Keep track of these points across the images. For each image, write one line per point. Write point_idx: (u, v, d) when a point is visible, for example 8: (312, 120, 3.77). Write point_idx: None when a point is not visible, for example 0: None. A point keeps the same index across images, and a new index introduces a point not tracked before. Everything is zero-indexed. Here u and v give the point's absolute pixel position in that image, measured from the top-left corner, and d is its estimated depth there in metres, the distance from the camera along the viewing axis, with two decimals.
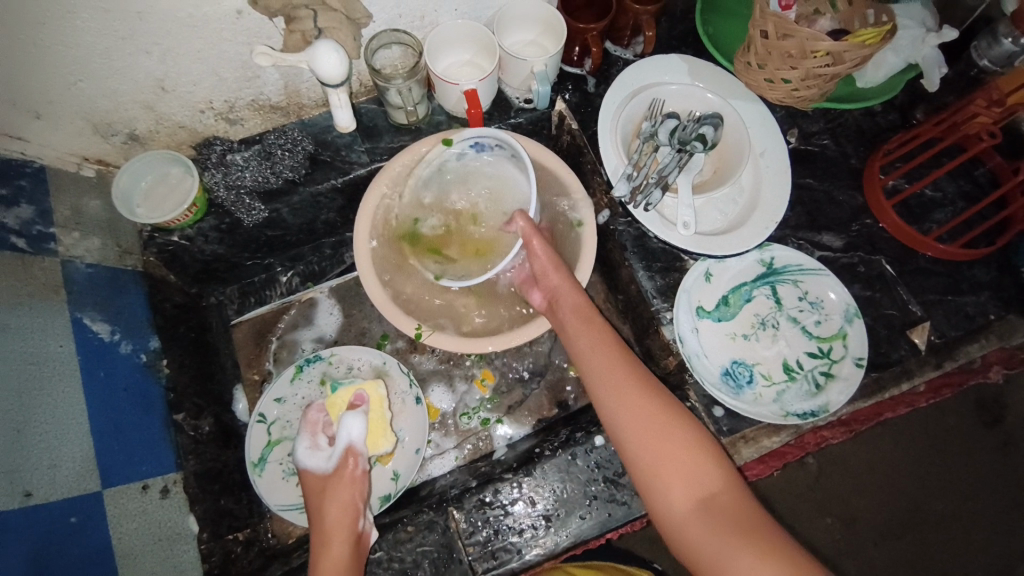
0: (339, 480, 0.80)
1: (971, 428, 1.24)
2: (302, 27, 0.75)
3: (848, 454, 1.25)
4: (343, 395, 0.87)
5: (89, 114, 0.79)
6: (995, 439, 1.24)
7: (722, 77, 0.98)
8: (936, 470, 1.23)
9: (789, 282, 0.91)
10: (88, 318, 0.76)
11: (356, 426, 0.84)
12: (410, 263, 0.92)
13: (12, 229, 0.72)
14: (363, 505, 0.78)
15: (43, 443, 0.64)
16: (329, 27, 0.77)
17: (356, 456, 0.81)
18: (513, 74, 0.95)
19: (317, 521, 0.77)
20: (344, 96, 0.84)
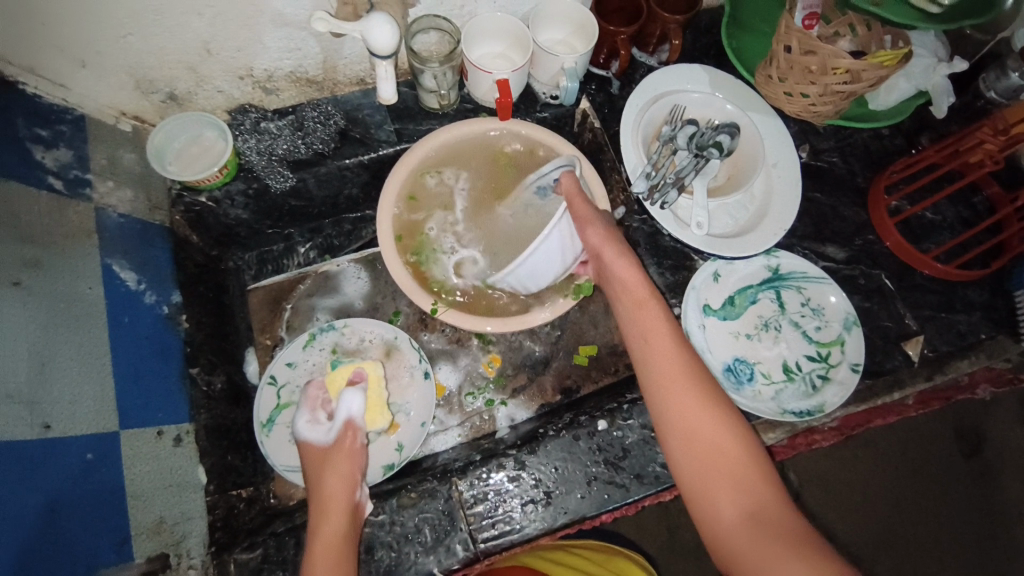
0: (340, 456, 0.81)
1: (950, 455, 1.29)
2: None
3: (831, 474, 1.28)
4: (342, 374, 0.89)
5: (134, 69, 0.81)
6: (972, 469, 1.29)
7: (742, 89, 1.02)
8: (915, 494, 1.27)
9: (792, 288, 0.95)
10: (117, 265, 0.78)
11: (355, 401, 0.85)
12: (430, 242, 0.95)
13: (50, 170, 0.74)
14: (360, 477, 0.79)
15: (65, 379, 0.66)
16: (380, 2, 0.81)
17: (355, 431, 0.83)
18: (544, 69, 0.98)
19: (314, 490, 0.78)
20: (389, 68, 0.85)
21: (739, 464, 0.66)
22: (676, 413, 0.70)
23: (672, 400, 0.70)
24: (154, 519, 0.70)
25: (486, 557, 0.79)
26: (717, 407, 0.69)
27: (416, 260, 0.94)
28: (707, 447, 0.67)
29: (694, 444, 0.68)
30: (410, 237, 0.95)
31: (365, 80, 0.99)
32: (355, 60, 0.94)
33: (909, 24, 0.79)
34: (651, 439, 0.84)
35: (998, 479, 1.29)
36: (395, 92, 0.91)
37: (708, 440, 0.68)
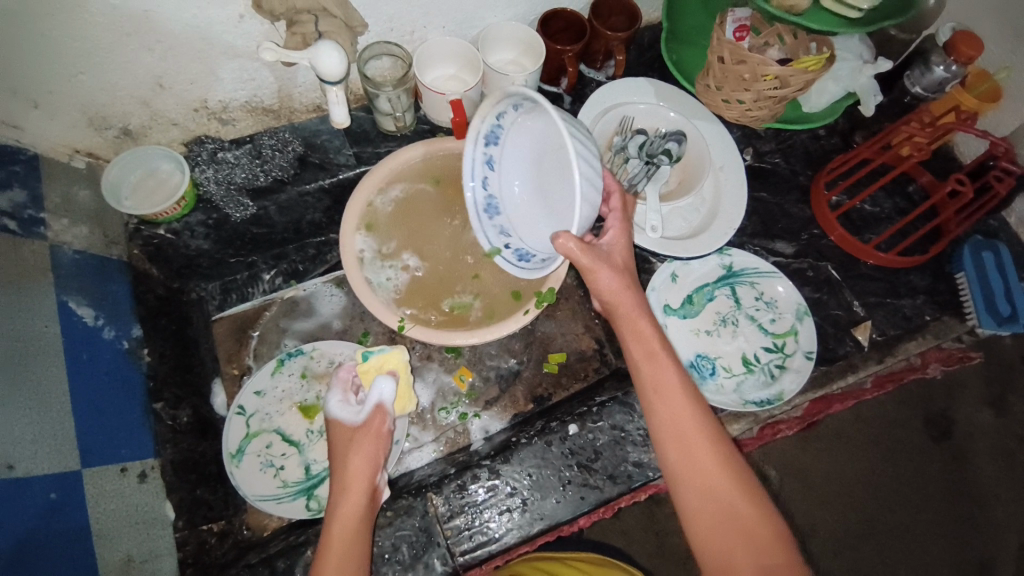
0: (366, 441, 0.77)
1: (923, 441, 1.32)
2: (303, 30, 0.79)
3: (806, 468, 1.32)
4: (376, 362, 0.82)
5: (87, 107, 0.81)
6: (944, 453, 1.32)
7: (685, 99, 1.08)
8: (889, 482, 1.31)
9: (746, 283, 0.99)
10: (74, 302, 0.76)
11: (387, 386, 0.81)
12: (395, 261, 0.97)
13: (6, 212, 0.73)
14: (382, 463, 0.77)
15: (28, 417, 0.65)
16: (329, 31, 0.82)
17: (384, 417, 0.79)
18: (495, 88, 1.02)
19: (338, 474, 0.75)
20: (341, 94, 0.87)
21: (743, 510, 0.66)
22: (667, 424, 0.71)
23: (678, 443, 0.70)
24: (122, 557, 0.69)
25: (466, 570, 0.79)
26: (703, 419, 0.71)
27: (382, 281, 0.96)
28: (693, 455, 0.69)
29: (683, 452, 0.70)
30: (373, 258, 0.96)
31: (322, 106, 1.01)
32: (310, 87, 0.96)
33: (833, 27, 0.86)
34: (621, 439, 0.86)
35: (972, 460, 1.32)
36: (348, 114, 0.91)
37: (713, 482, 0.68)
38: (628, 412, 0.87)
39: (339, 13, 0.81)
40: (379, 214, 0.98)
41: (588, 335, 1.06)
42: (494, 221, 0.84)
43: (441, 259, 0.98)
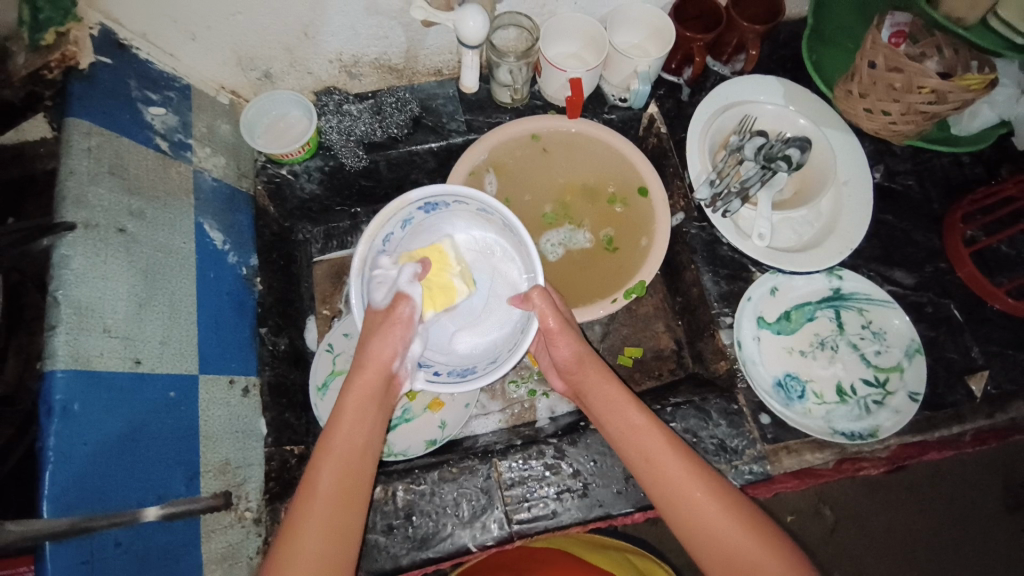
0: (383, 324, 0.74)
1: (995, 512, 1.23)
2: None
3: (868, 516, 1.22)
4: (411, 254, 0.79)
5: (238, 47, 0.88)
6: (1017, 530, 1.22)
7: (818, 105, 1.02)
8: (954, 547, 1.21)
9: (853, 309, 0.93)
10: (208, 225, 0.83)
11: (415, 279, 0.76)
12: None
13: (158, 132, 0.79)
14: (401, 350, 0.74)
15: (156, 319, 0.70)
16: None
17: (404, 303, 0.73)
18: (616, 72, 1.01)
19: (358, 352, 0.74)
20: (475, 58, 0.95)
21: (747, 547, 0.65)
22: (672, 496, 0.70)
23: (677, 489, 0.70)
24: (221, 460, 0.74)
25: (521, 538, 0.80)
26: (685, 452, 0.72)
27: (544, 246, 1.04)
28: (712, 525, 0.67)
29: (679, 498, 0.69)
30: None
31: (442, 71, 1.06)
32: (436, 51, 1.00)
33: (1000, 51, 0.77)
34: (692, 443, 0.85)
35: None
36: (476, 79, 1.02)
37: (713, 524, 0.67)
38: (703, 419, 0.86)
39: None
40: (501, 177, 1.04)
41: (668, 335, 1.07)
42: None
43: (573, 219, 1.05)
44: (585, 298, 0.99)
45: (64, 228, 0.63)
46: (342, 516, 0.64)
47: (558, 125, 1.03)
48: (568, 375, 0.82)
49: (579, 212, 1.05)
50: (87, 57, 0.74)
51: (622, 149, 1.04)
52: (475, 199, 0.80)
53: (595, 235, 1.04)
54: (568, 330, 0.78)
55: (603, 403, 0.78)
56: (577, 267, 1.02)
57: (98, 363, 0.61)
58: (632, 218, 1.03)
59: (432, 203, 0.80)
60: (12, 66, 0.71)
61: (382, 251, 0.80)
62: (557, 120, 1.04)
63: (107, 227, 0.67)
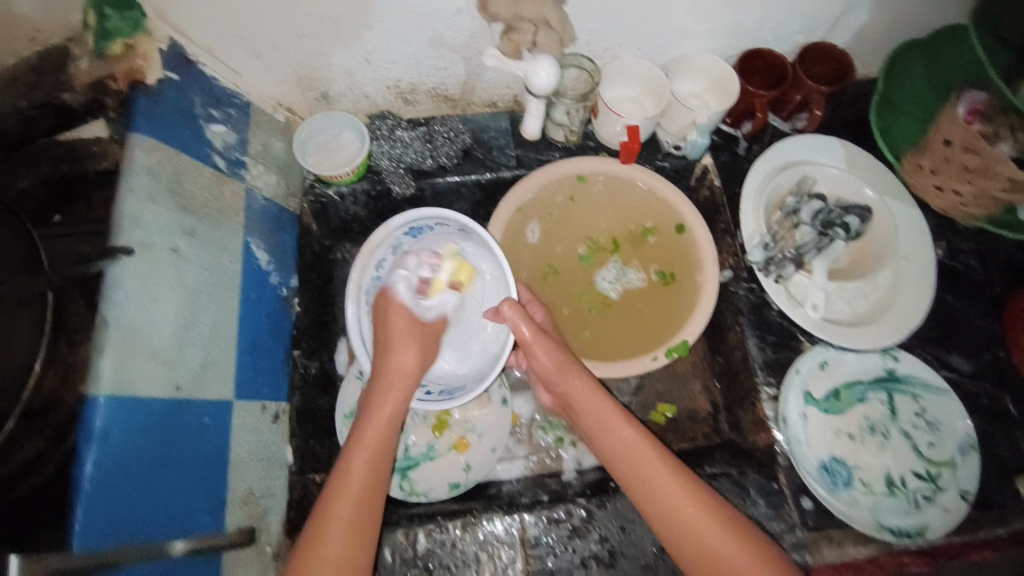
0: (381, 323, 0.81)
1: None
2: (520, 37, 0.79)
3: None
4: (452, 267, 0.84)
5: (299, 68, 0.88)
6: None
7: (879, 172, 0.99)
8: None
9: (908, 394, 0.88)
10: (255, 245, 0.83)
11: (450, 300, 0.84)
12: (557, 292, 1.01)
13: (218, 150, 0.79)
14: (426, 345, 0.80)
15: (199, 342, 0.69)
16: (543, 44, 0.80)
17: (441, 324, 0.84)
18: (674, 120, 0.99)
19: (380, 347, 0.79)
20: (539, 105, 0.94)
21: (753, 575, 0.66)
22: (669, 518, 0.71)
23: (671, 509, 0.72)
24: (245, 490, 0.74)
25: None
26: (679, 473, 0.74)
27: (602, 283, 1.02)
28: (714, 548, 0.69)
29: (680, 522, 0.71)
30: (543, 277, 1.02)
31: (496, 104, 1.05)
32: (493, 85, 0.99)
33: None
34: None
35: None
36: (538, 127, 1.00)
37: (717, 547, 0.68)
38: (739, 493, 0.86)
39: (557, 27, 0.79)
40: (549, 221, 1.03)
41: (705, 397, 1.04)
42: None
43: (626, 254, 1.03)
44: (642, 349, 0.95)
45: (119, 251, 0.62)
46: (366, 501, 0.69)
47: (607, 166, 1.01)
48: (552, 386, 0.84)
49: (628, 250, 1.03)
50: (154, 72, 0.72)
51: (669, 197, 1.01)
52: (455, 221, 0.84)
53: (646, 270, 1.02)
54: (542, 340, 0.81)
55: (590, 420, 0.81)
56: (638, 303, 1.00)
57: (140, 387, 0.60)
58: (676, 247, 1.01)
59: (416, 227, 0.84)
60: (71, 70, 0.69)
61: (377, 277, 0.85)
62: (621, 169, 1.02)
63: (160, 246, 0.67)
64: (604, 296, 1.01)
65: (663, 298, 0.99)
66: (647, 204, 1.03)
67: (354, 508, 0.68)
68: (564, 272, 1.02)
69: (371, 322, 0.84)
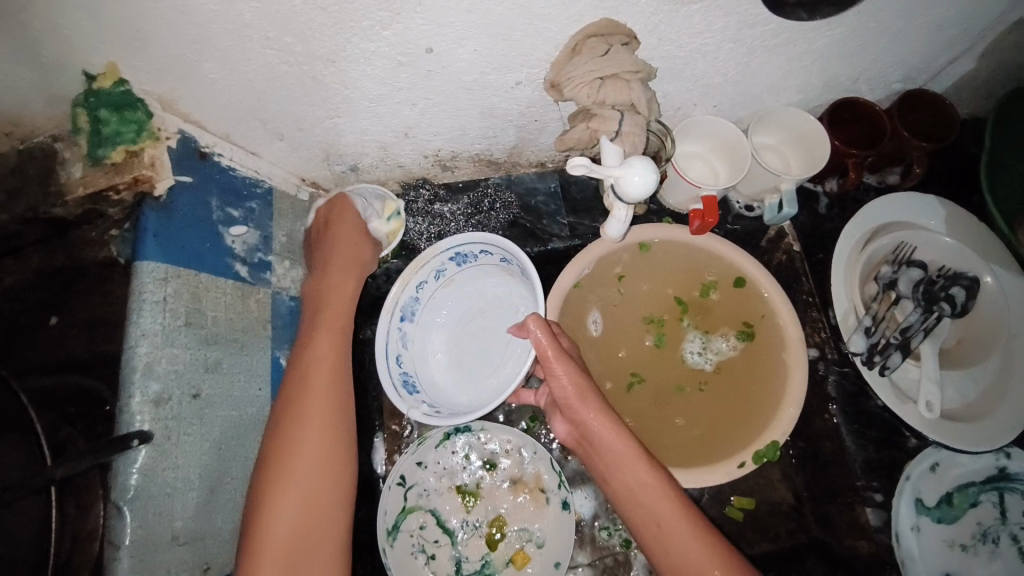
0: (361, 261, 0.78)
1: None
2: (602, 126, 0.65)
3: None
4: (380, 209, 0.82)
5: (328, 144, 0.77)
6: None
7: (986, 235, 0.86)
8: None
9: (1018, 493, 0.79)
10: (284, 358, 0.72)
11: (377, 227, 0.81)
12: (633, 372, 0.89)
13: (239, 256, 0.68)
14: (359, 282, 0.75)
15: (230, 502, 0.59)
16: (629, 132, 0.65)
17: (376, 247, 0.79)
18: (749, 183, 0.88)
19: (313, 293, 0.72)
20: (625, 212, 0.70)
21: None
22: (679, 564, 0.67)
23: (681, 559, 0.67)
24: None
25: None
26: (691, 520, 0.68)
27: (693, 355, 0.89)
28: None
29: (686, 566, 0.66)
30: (607, 358, 0.89)
31: (545, 163, 0.92)
32: (544, 147, 0.87)
33: None
34: None
35: None
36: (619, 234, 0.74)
37: None
38: None
39: (645, 111, 0.66)
40: (609, 304, 0.90)
41: (786, 485, 0.90)
42: (416, 397, 0.82)
43: (708, 317, 0.90)
44: (744, 441, 0.82)
45: (134, 437, 0.51)
46: (317, 488, 0.60)
47: (670, 234, 0.87)
48: (571, 414, 0.75)
49: (706, 317, 0.90)
50: (165, 180, 0.62)
51: (746, 269, 0.87)
52: (498, 248, 0.85)
53: (730, 338, 0.88)
54: (564, 358, 0.73)
55: (607, 455, 0.72)
56: (733, 376, 0.87)
57: None
58: (747, 308, 0.88)
59: (460, 253, 0.85)
60: (65, 178, 0.63)
61: (414, 298, 0.85)
62: (678, 230, 0.88)
63: (180, 397, 0.56)
64: (695, 372, 0.88)
65: (750, 374, 0.86)
66: (719, 264, 0.89)
67: (310, 487, 0.59)
68: (639, 358, 0.90)
69: (403, 337, 0.85)
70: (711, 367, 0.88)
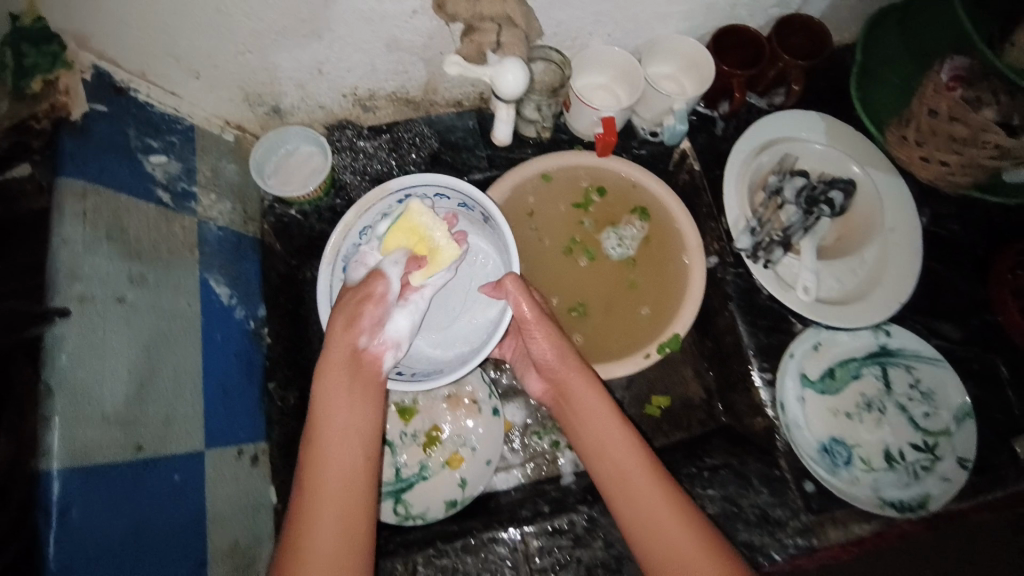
0: (355, 304, 0.69)
1: None
2: (482, 38, 0.75)
3: None
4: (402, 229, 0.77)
5: (245, 83, 0.81)
6: None
7: (861, 144, 0.96)
8: None
9: (902, 366, 0.87)
10: (214, 280, 0.78)
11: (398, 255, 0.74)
12: (556, 290, 0.95)
13: (160, 183, 0.74)
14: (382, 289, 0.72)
15: (161, 397, 0.65)
16: (509, 42, 0.75)
17: (380, 279, 0.71)
18: (649, 107, 0.95)
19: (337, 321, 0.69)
20: (508, 112, 0.88)
21: None
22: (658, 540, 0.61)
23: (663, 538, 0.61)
24: (229, 542, 0.70)
25: None
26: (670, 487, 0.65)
27: (616, 247, 0.96)
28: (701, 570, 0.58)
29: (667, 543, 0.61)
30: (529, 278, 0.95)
31: (461, 102, 0.99)
32: (457, 83, 0.93)
33: None
34: (733, 514, 0.80)
35: None
36: (509, 133, 0.94)
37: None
38: (743, 486, 0.82)
39: (520, 22, 0.74)
40: (520, 231, 0.96)
41: (697, 381, 1.02)
42: None
43: (610, 215, 0.97)
44: (677, 304, 0.92)
45: (55, 313, 0.56)
46: (347, 493, 0.58)
47: (567, 163, 0.96)
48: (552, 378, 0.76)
49: (603, 219, 0.97)
50: (79, 108, 0.66)
51: (647, 186, 0.96)
52: (457, 192, 0.83)
53: (633, 227, 0.96)
54: (544, 322, 0.75)
55: (579, 411, 0.73)
56: (648, 259, 0.96)
57: (97, 456, 0.57)
58: (635, 197, 0.97)
59: (415, 195, 0.83)
60: None
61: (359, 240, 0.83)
62: (562, 155, 0.96)
63: (105, 298, 0.61)
64: (623, 262, 0.96)
65: (658, 251, 0.96)
66: (599, 168, 0.97)
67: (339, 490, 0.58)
68: (564, 265, 0.96)
69: None
70: (631, 253, 0.96)
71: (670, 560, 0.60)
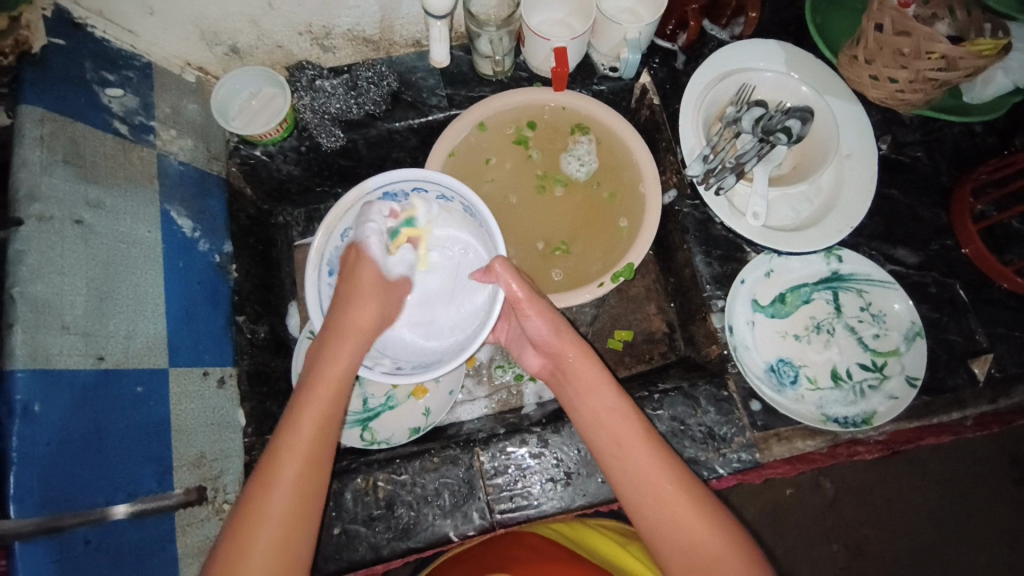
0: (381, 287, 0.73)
1: (1000, 483, 1.18)
2: None
3: (870, 488, 1.19)
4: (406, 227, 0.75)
5: (199, 19, 0.83)
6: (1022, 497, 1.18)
7: (819, 70, 0.95)
8: (960, 522, 1.17)
9: (852, 290, 0.89)
10: (175, 212, 0.81)
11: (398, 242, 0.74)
12: (524, 230, 0.97)
13: (117, 115, 0.76)
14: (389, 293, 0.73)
15: (120, 314, 0.68)
16: None
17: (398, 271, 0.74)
18: (604, 39, 0.94)
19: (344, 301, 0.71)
20: (442, 29, 0.89)
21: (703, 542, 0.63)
22: (641, 489, 0.66)
23: (646, 489, 0.66)
24: (196, 454, 0.75)
25: (502, 527, 0.83)
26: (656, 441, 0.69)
27: (577, 166, 0.98)
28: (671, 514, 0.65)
29: (648, 493, 0.66)
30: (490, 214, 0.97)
31: (421, 42, 0.99)
32: (413, 20, 0.94)
33: (1012, 14, 0.69)
34: (679, 431, 0.82)
35: None
36: (447, 53, 0.95)
37: (673, 521, 0.64)
38: (691, 406, 0.84)
39: None
40: (474, 172, 0.97)
41: (660, 317, 1.04)
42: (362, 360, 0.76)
43: (554, 143, 0.99)
44: (638, 210, 0.95)
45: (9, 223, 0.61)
46: (305, 484, 0.62)
47: (505, 104, 0.96)
48: (549, 351, 0.75)
49: (546, 148, 0.99)
50: (40, 40, 0.70)
51: (601, 119, 0.97)
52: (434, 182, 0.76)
53: (575, 148, 0.98)
54: (538, 301, 0.73)
55: (578, 382, 0.73)
56: (602, 175, 0.98)
57: (58, 361, 0.60)
58: (564, 117, 0.98)
59: (391, 191, 0.76)
60: None
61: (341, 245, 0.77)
62: (495, 100, 0.96)
63: (62, 219, 0.65)
64: (588, 180, 0.98)
65: (605, 166, 0.98)
66: (527, 100, 0.98)
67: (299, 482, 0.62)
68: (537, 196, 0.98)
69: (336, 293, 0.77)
70: (585, 172, 0.98)
71: (653, 515, 0.65)
